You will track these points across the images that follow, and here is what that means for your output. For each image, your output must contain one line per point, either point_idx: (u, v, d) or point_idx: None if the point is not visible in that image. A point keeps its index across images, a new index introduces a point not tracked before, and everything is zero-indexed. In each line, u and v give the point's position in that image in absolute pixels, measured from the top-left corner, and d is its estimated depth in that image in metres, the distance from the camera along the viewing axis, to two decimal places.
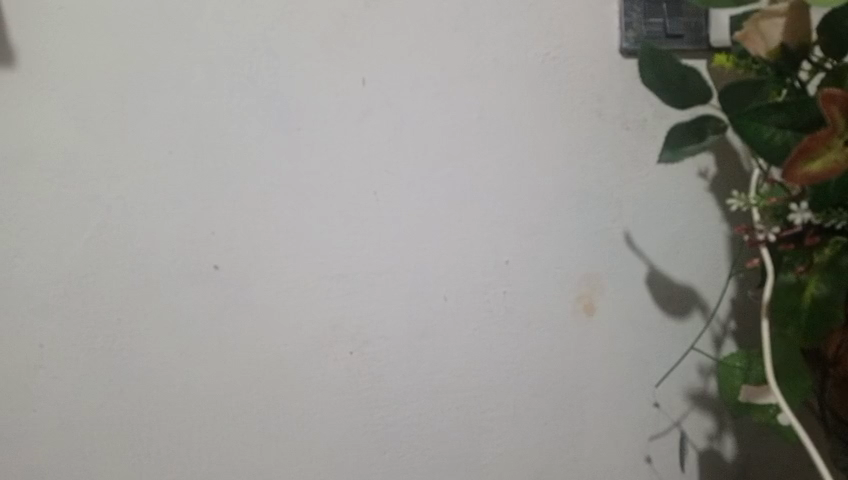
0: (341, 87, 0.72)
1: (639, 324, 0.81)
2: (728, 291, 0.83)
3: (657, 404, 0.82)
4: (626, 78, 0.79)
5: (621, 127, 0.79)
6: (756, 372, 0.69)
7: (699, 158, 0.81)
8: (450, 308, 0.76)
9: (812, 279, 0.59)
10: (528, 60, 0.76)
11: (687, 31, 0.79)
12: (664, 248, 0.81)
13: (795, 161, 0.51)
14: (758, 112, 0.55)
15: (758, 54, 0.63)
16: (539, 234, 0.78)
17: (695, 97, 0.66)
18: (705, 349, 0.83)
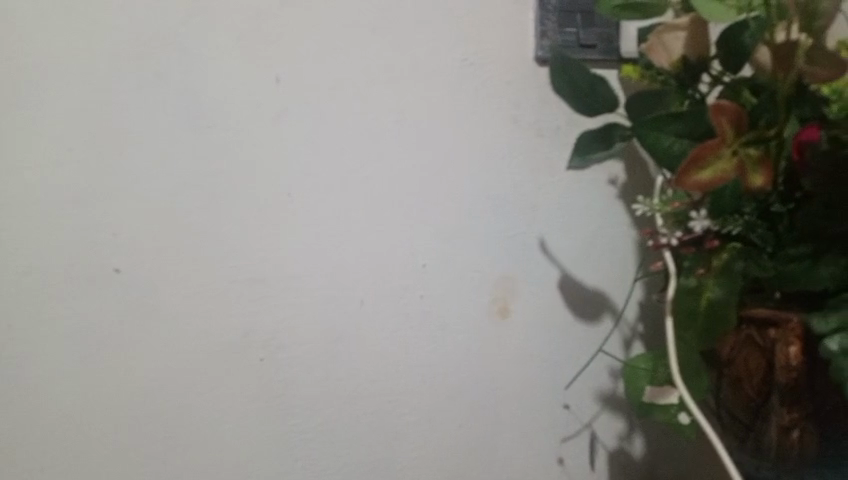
0: (254, 86, 0.70)
1: (552, 326, 0.83)
2: (637, 295, 0.86)
3: (568, 406, 0.83)
4: (541, 87, 0.81)
5: (536, 135, 0.81)
6: (660, 374, 0.71)
7: (609, 166, 0.84)
8: (367, 312, 0.75)
9: (708, 284, 0.60)
10: (445, 65, 0.77)
11: (600, 42, 0.82)
12: (575, 252, 0.83)
13: (692, 168, 0.53)
14: (658, 122, 0.57)
15: (661, 63, 0.65)
16: (455, 238, 0.78)
17: (602, 105, 0.68)
18: (614, 351, 0.85)
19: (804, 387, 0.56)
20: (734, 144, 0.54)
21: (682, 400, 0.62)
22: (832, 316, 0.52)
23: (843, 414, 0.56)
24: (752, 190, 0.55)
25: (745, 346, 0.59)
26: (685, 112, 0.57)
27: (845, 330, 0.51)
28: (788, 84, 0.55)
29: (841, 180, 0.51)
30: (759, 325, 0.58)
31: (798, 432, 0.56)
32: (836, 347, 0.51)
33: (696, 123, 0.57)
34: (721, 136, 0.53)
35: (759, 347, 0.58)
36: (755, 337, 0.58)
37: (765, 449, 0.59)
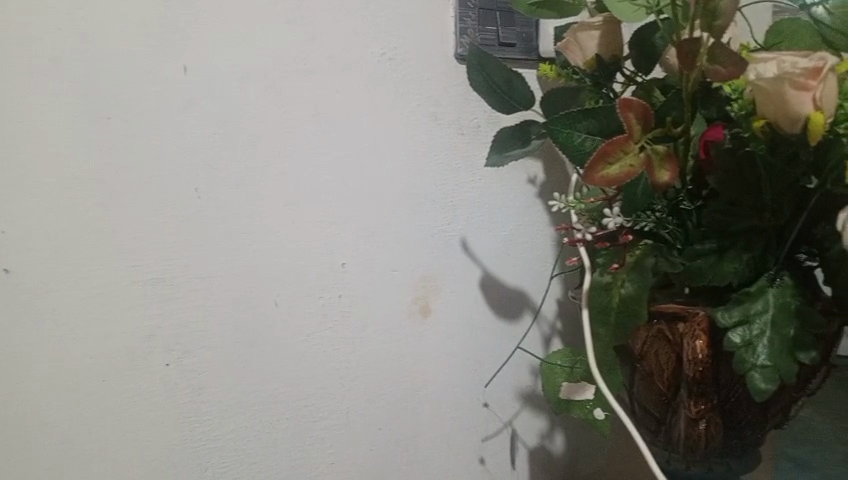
0: (160, 76, 0.65)
1: (472, 324, 0.82)
2: (555, 292, 0.88)
3: (488, 404, 0.83)
4: (461, 84, 0.81)
5: (456, 132, 0.81)
6: (577, 370, 0.72)
7: (527, 166, 0.85)
8: (282, 313, 0.73)
9: (619, 279, 0.59)
10: (364, 60, 0.75)
11: (519, 41, 0.83)
12: (495, 250, 0.84)
13: (599, 165, 0.51)
14: (570, 119, 0.57)
15: (577, 62, 0.65)
16: (375, 237, 0.77)
17: (519, 101, 0.69)
18: (533, 348, 0.87)
19: (711, 380, 0.56)
20: (641, 140, 0.52)
21: (600, 393, 0.62)
22: (735, 309, 0.52)
23: (744, 404, 0.58)
24: (660, 188, 0.53)
25: (657, 340, 0.58)
26: (596, 108, 0.57)
27: (747, 323, 0.52)
28: (691, 83, 0.53)
29: (744, 176, 0.52)
30: (669, 319, 0.58)
31: (704, 424, 0.57)
32: (738, 340, 0.52)
33: (608, 121, 0.57)
34: (628, 132, 0.51)
35: (669, 341, 0.58)
36: (666, 332, 0.58)
37: (675, 442, 0.60)
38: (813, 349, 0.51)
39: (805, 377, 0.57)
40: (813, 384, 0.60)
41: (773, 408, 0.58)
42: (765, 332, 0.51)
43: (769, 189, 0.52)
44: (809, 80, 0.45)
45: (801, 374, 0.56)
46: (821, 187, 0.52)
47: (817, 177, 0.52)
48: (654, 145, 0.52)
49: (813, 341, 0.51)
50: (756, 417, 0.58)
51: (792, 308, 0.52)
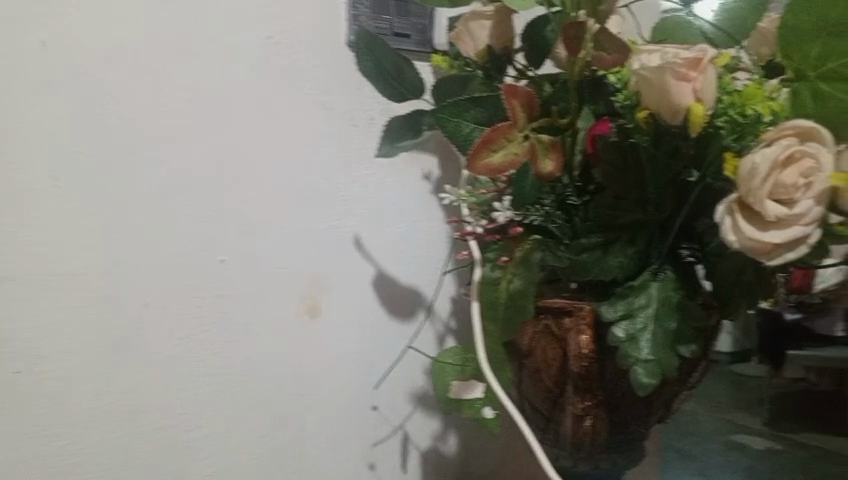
0: (10, 47, 0.57)
1: (363, 324, 0.78)
2: (450, 290, 0.86)
3: (377, 407, 0.80)
4: (353, 72, 0.76)
5: (349, 124, 0.76)
6: (468, 368, 0.71)
7: (423, 162, 0.82)
8: (151, 315, 0.65)
9: (506, 273, 0.59)
10: (248, 42, 0.69)
11: (414, 32, 0.79)
12: (388, 247, 0.80)
13: (483, 151, 0.50)
14: (459, 108, 0.55)
15: (468, 53, 0.63)
16: (259, 232, 0.71)
17: (408, 88, 0.66)
18: (424, 347, 0.84)
19: (597, 375, 0.56)
20: (526, 128, 0.50)
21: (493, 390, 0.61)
22: (619, 303, 0.52)
23: (629, 399, 0.57)
24: (543, 178, 0.51)
25: (545, 335, 0.58)
26: (484, 97, 0.55)
27: (630, 317, 0.51)
28: (577, 70, 0.52)
29: (629, 171, 0.51)
30: (555, 314, 0.57)
31: (590, 420, 0.57)
32: (622, 334, 0.51)
33: (496, 110, 0.55)
34: (512, 120, 0.49)
35: (557, 336, 0.57)
36: (552, 327, 0.57)
37: (562, 440, 0.59)
38: (694, 342, 0.52)
39: (687, 370, 0.57)
40: (695, 378, 0.61)
41: (658, 402, 0.58)
42: (648, 326, 0.51)
43: (653, 183, 0.51)
44: (689, 72, 0.44)
45: (682, 368, 0.56)
46: (702, 180, 0.51)
47: (698, 170, 0.51)
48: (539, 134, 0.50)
49: (693, 335, 0.52)
50: (642, 413, 0.58)
51: (674, 302, 0.52)
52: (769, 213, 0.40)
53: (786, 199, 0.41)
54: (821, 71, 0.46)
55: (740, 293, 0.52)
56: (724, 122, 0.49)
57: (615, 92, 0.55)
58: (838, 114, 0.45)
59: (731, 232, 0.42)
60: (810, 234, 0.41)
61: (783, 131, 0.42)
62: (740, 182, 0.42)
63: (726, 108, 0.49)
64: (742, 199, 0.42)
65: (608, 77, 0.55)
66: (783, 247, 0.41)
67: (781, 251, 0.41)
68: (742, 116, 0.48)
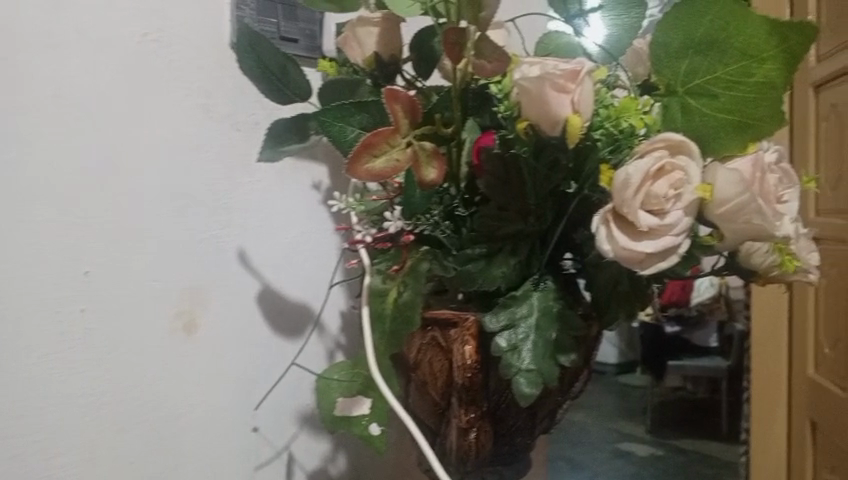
0: None
1: (246, 340, 0.74)
2: (340, 304, 0.83)
3: (258, 428, 0.75)
4: (236, 76, 0.73)
5: (231, 128, 0.73)
6: (355, 383, 0.68)
7: (311, 171, 0.80)
8: (7, 333, 0.58)
9: (395, 284, 0.58)
10: (122, 38, 0.64)
11: (302, 37, 0.77)
12: (273, 258, 0.76)
13: (364, 156, 0.47)
14: (342, 113, 0.54)
15: (355, 59, 0.61)
16: (131, 242, 0.65)
17: (294, 91, 0.64)
18: (311, 363, 0.80)
19: (481, 386, 0.55)
20: (409, 135, 0.49)
21: (387, 400, 0.59)
22: (502, 313, 0.52)
23: (513, 411, 0.57)
24: (427, 186, 0.51)
25: (431, 347, 0.57)
26: (369, 102, 0.54)
27: (513, 327, 0.51)
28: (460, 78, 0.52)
29: (509, 182, 0.51)
30: (442, 325, 0.56)
31: (475, 432, 0.55)
32: (505, 344, 0.51)
33: (380, 116, 0.54)
34: (394, 126, 0.48)
35: (442, 348, 0.56)
36: (439, 338, 0.56)
37: (449, 454, 0.58)
38: (572, 352, 0.52)
39: (569, 379, 0.57)
40: (577, 388, 0.62)
41: (541, 413, 0.58)
42: (529, 336, 0.51)
43: (532, 195, 0.52)
44: (568, 84, 0.44)
45: (564, 376, 0.56)
46: (580, 191, 0.51)
47: (576, 182, 0.51)
48: (422, 141, 0.49)
49: (572, 344, 0.52)
50: (526, 424, 0.58)
51: (554, 311, 0.52)
52: (642, 222, 0.41)
53: (657, 208, 0.42)
54: (689, 86, 0.48)
55: (617, 302, 0.53)
56: (600, 134, 0.49)
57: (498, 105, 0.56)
58: (705, 128, 0.47)
59: (606, 241, 0.43)
60: (680, 244, 0.42)
61: (654, 144, 0.43)
62: (614, 193, 0.42)
63: (602, 121, 0.49)
64: (616, 209, 0.43)
65: (491, 90, 0.56)
66: (655, 255, 0.42)
67: (654, 259, 0.42)
68: (616, 129, 0.48)
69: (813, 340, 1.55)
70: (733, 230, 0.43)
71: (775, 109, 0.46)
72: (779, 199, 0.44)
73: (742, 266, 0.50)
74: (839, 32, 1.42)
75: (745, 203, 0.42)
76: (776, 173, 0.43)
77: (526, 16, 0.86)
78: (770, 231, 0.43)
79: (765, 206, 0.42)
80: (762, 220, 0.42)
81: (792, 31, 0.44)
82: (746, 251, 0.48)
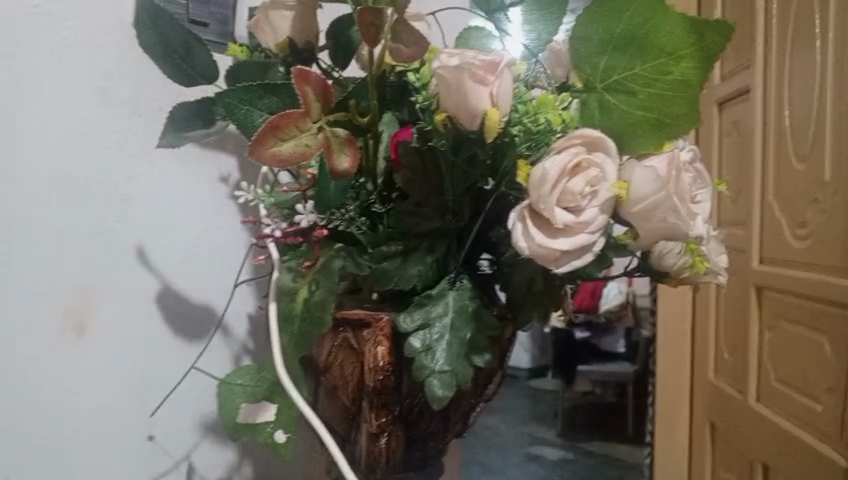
0: None
1: (143, 343, 0.68)
2: (247, 305, 0.78)
3: (153, 437, 0.69)
4: (140, 57, 0.67)
5: (132, 114, 0.67)
6: (261, 388, 0.64)
7: (218, 162, 0.74)
8: None
9: (305, 282, 0.54)
10: (7, 8, 0.58)
11: (212, 21, 0.72)
12: (175, 256, 0.71)
13: (269, 139, 0.44)
14: (250, 95, 0.50)
15: (267, 44, 0.58)
16: (10, 234, 0.59)
17: (200, 73, 0.60)
18: (214, 368, 0.75)
19: (393, 389, 0.52)
20: (321, 120, 0.46)
21: (295, 399, 0.56)
22: (417, 313, 0.50)
23: (426, 414, 0.55)
24: (338, 176, 0.48)
25: (342, 350, 0.54)
26: (279, 85, 0.51)
27: (427, 327, 0.50)
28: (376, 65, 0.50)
29: (428, 176, 0.50)
30: (354, 326, 0.54)
31: (386, 438, 0.53)
32: (419, 345, 0.49)
33: (290, 101, 0.51)
34: (305, 109, 0.45)
35: (354, 350, 0.54)
36: (350, 340, 0.54)
37: (359, 460, 0.55)
38: (487, 352, 0.50)
39: (482, 380, 0.56)
40: (490, 390, 0.60)
41: (454, 416, 0.56)
42: (443, 336, 0.49)
43: (451, 190, 0.50)
44: (487, 75, 0.43)
45: (477, 376, 0.55)
46: (497, 187, 0.50)
47: (493, 178, 0.50)
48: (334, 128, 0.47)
49: (487, 344, 0.50)
50: (440, 428, 0.56)
51: (469, 310, 0.51)
52: (558, 219, 0.40)
53: (573, 205, 0.41)
54: (607, 83, 0.47)
55: (531, 303, 0.52)
56: (518, 130, 0.47)
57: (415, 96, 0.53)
58: (621, 125, 0.47)
59: (522, 238, 0.41)
60: (595, 242, 0.41)
61: (572, 140, 0.42)
62: (531, 189, 0.41)
63: (520, 116, 0.47)
64: (533, 206, 0.42)
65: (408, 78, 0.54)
66: (570, 253, 0.41)
67: (568, 258, 0.41)
68: (535, 125, 0.47)
69: (714, 346, 1.62)
70: (647, 228, 0.43)
71: (691, 106, 0.46)
72: (693, 198, 0.44)
73: (652, 268, 0.50)
74: (742, 52, 1.50)
75: (660, 202, 0.41)
76: (691, 173, 0.44)
77: (446, 13, 0.84)
78: (684, 231, 0.42)
79: (680, 205, 0.41)
80: (677, 219, 0.42)
81: (708, 29, 0.44)
82: (658, 253, 0.49)
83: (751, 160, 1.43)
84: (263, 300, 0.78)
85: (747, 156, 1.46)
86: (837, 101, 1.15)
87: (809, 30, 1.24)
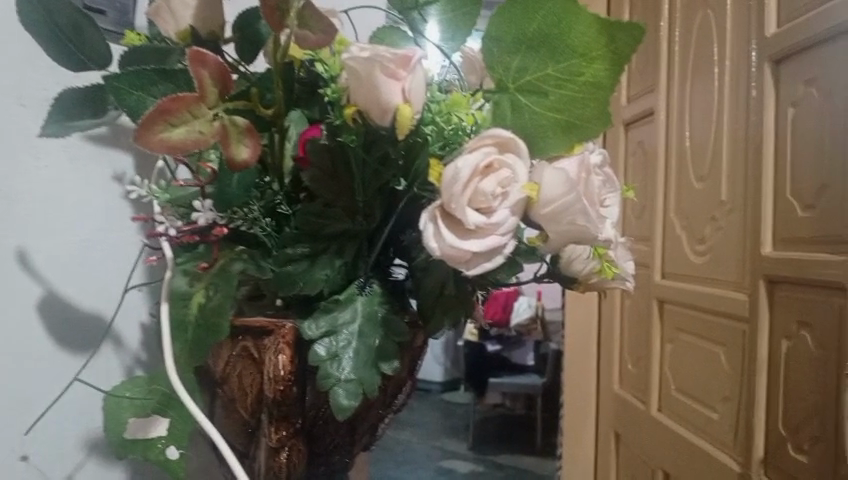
0: None
1: (23, 355, 0.62)
2: (139, 313, 0.71)
3: (27, 457, 0.63)
4: (25, 41, 0.61)
5: (14, 102, 0.61)
6: (150, 401, 0.60)
7: (114, 160, 0.68)
8: None
9: (201, 286, 0.50)
10: None
11: (111, 9, 0.67)
12: (57, 259, 0.64)
13: (158, 124, 0.41)
14: (142, 81, 0.47)
15: (167, 32, 0.54)
16: None
17: (89, 55, 0.55)
18: (97, 379, 0.68)
19: (294, 400, 0.49)
20: (217, 107, 0.43)
21: (191, 411, 0.52)
22: (322, 320, 0.48)
23: (331, 426, 0.52)
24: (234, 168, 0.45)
25: (241, 359, 0.51)
26: (175, 71, 0.47)
27: (333, 333, 0.47)
28: (280, 54, 0.46)
29: (338, 177, 0.48)
30: (255, 334, 0.50)
31: (286, 452, 0.50)
32: (324, 352, 0.46)
33: (186, 86, 0.47)
34: (200, 93, 0.42)
35: (254, 359, 0.50)
36: (251, 349, 0.50)
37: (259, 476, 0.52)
38: (395, 359, 0.48)
39: (391, 390, 0.54)
40: (400, 400, 0.58)
41: (361, 428, 0.54)
42: (350, 343, 0.47)
43: (361, 191, 0.48)
44: (400, 70, 0.41)
45: (386, 385, 0.53)
46: (409, 189, 0.48)
47: (405, 179, 0.48)
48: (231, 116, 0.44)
49: (395, 351, 0.48)
50: (347, 440, 0.54)
51: (378, 316, 0.49)
52: (469, 221, 0.39)
53: (484, 205, 0.40)
54: (520, 83, 0.47)
55: (442, 310, 0.50)
56: (431, 130, 0.46)
57: (324, 87, 0.51)
58: (532, 126, 0.47)
59: (433, 238, 0.40)
60: (505, 244, 0.40)
61: (483, 140, 0.41)
62: (442, 188, 0.40)
63: (433, 115, 0.46)
64: (444, 207, 0.41)
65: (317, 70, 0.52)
66: (480, 255, 0.40)
67: (479, 259, 0.40)
68: (447, 125, 0.46)
69: (618, 357, 1.66)
70: (556, 231, 0.42)
71: (602, 109, 0.46)
72: (602, 202, 0.44)
73: (560, 272, 0.50)
74: (647, 75, 1.56)
75: (570, 203, 0.41)
76: (600, 176, 0.43)
77: (357, 14, 0.83)
78: (594, 234, 0.42)
79: (589, 208, 0.41)
80: (585, 221, 0.41)
81: (620, 32, 0.44)
82: (567, 259, 0.48)
83: (655, 178, 1.48)
84: (153, 306, 0.71)
85: (651, 174, 1.52)
86: (732, 125, 1.22)
87: (708, 57, 1.31)
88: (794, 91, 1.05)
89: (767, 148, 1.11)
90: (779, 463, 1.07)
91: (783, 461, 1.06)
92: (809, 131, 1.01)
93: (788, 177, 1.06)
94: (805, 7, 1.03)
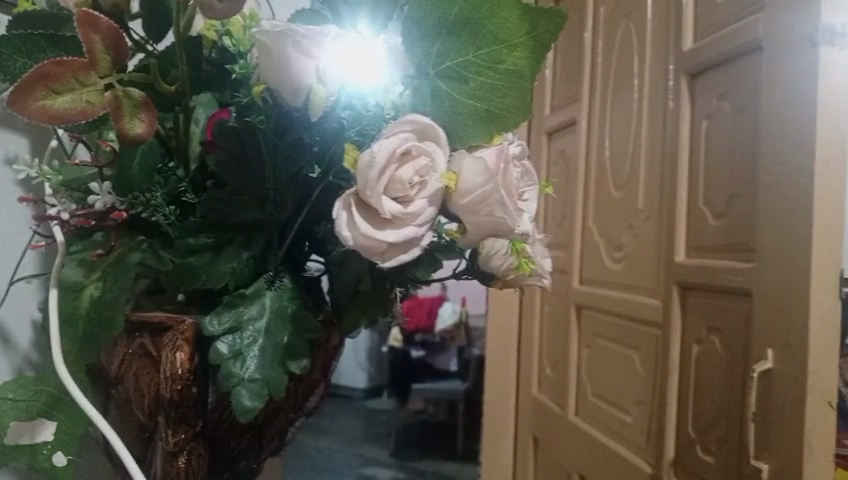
0: None
1: None
2: (30, 309, 0.66)
3: None
4: None
5: None
6: (35, 403, 0.55)
7: (5, 141, 0.62)
8: None
9: (95, 278, 0.47)
10: None
11: None
12: None
13: (39, 90, 0.38)
14: (29, 46, 0.43)
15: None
16: None
17: None
18: None
19: (194, 400, 0.46)
20: (108, 77, 0.41)
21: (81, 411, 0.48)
22: (226, 315, 0.45)
23: (236, 431, 0.49)
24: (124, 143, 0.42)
25: (138, 359, 0.47)
26: (67, 38, 0.44)
27: (237, 330, 0.44)
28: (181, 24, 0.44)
29: (247, 162, 0.45)
30: (153, 331, 0.47)
31: (186, 457, 0.46)
32: (227, 350, 0.44)
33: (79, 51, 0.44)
34: (90, 60, 0.40)
35: (152, 358, 0.47)
36: (149, 347, 0.47)
37: None
38: (306, 358, 0.46)
39: (302, 392, 0.51)
40: (312, 403, 0.55)
41: (270, 432, 0.51)
42: (256, 341, 0.44)
43: (272, 177, 0.46)
44: (312, 47, 0.40)
45: (297, 386, 0.50)
46: (324, 177, 0.47)
47: (319, 167, 0.47)
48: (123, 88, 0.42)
49: (305, 349, 0.46)
50: (252, 445, 0.50)
51: (288, 313, 0.46)
52: (384, 209, 0.37)
53: (398, 193, 0.38)
54: (440, 69, 0.45)
55: (357, 309, 0.48)
56: (348, 115, 0.44)
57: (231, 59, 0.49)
58: (452, 114, 0.46)
59: (346, 227, 0.38)
60: (422, 236, 0.39)
61: (401, 126, 0.39)
62: (358, 174, 0.38)
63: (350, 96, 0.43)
64: (359, 195, 0.39)
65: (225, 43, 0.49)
66: (396, 247, 0.38)
67: (395, 251, 0.39)
68: (367, 112, 0.44)
69: (537, 361, 1.68)
70: (475, 224, 0.41)
71: (523, 98, 0.46)
72: (520, 196, 0.43)
73: (479, 269, 0.48)
74: (570, 85, 1.59)
75: (488, 194, 0.40)
76: (518, 168, 0.42)
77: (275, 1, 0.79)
78: (512, 228, 0.41)
79: (507, 200, 0.40)
80: (503, 212, 0.40)
81: (542, 19, 0.44)
82: (486, 253, 0.48)
83: (576, 186, 1.51)
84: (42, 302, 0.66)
85: (572, 182, 1.55)
86: (650, 136, 1.25)
87: (629, 69, 1.34)
88: (708, 105, 1.09)
89: (682, 158, 1.14)
90: (687, 463, 1.10)
91: (692, 461, 1.09)
92: (722, 143, 1.05)
93: (701, 187, 1.09)
94: (720, 24, 1.07)
